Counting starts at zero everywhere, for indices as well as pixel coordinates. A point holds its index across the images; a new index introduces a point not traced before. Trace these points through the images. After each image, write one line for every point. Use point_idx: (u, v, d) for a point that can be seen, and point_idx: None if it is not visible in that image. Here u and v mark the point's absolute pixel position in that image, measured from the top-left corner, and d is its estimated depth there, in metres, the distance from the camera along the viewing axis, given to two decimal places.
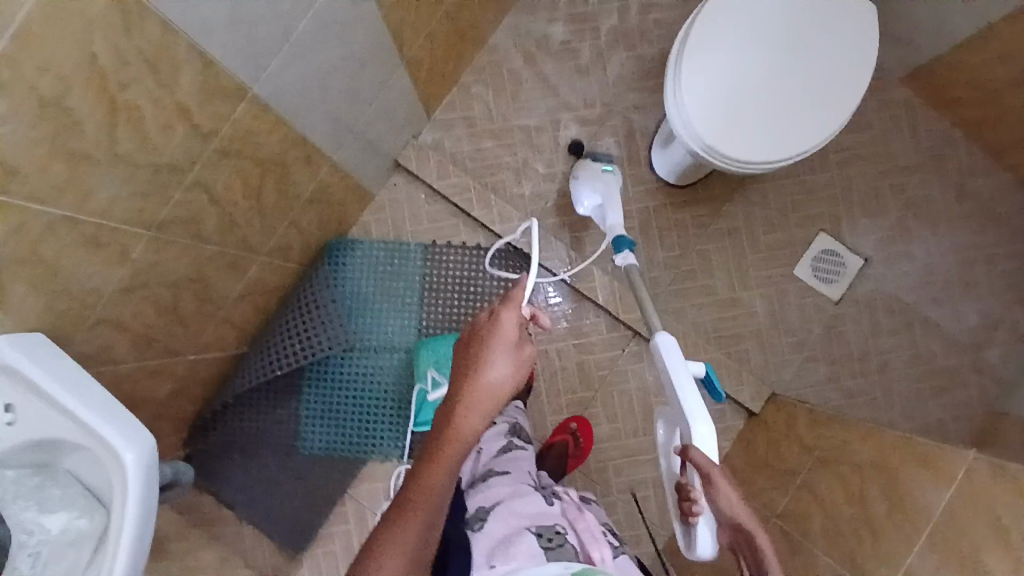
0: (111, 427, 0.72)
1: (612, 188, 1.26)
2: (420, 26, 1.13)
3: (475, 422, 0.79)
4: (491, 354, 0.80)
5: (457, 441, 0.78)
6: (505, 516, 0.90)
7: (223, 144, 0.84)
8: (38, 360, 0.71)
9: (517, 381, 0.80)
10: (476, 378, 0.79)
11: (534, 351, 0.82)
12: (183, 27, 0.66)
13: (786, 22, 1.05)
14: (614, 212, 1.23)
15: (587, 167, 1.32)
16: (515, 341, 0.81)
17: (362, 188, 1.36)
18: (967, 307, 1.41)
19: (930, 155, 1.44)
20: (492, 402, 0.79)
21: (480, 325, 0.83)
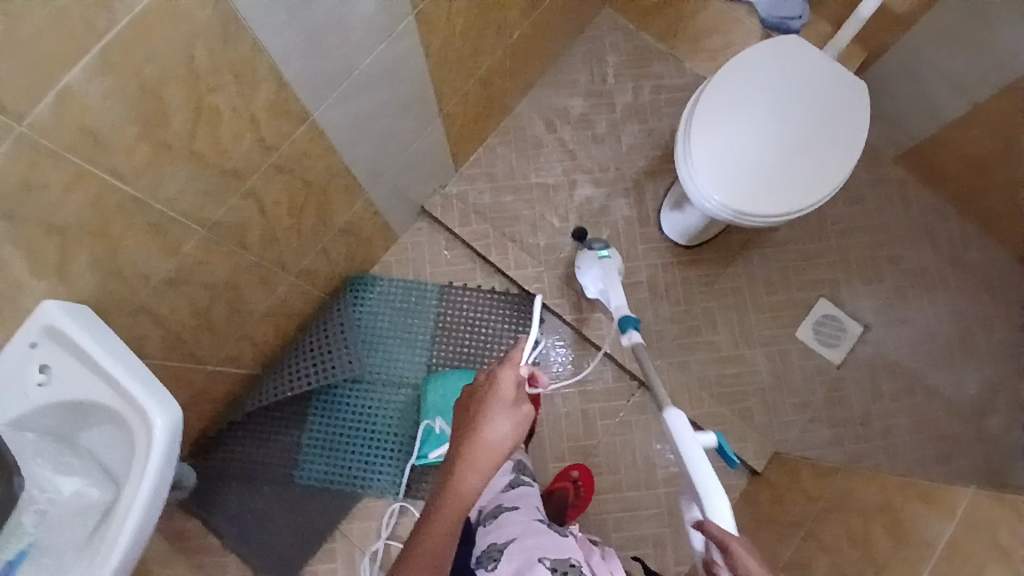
0: (144, 392, 0.78)
1: (610, 275, 1.32)
2: (458, 84, 1.27)
3: (477, 480, 0.77)
4: (489, 413, 0.80)
5: (457, 501, 0.76)
6: (518, 554, 0.87)
7: (279, 160, 0.94)
8: (83, 325, 0.77)
9: (517, 439, 0.79)
10: (475, 435, 0.78)
11: (532, 410, 0.81)
12: (268, 49, 0.77)
13: (783, 96, 1.18)
14: (615, 294, 1.28)
15: (586, 256, 1.38)
16: (512, 400, 0.81)
17: (389, 228, 1.45)
18: (967, 378, 1.44)
19: (923, 231, 1.53)
20: (491, 459, 0.78)
21: (479, 385, 0.84)
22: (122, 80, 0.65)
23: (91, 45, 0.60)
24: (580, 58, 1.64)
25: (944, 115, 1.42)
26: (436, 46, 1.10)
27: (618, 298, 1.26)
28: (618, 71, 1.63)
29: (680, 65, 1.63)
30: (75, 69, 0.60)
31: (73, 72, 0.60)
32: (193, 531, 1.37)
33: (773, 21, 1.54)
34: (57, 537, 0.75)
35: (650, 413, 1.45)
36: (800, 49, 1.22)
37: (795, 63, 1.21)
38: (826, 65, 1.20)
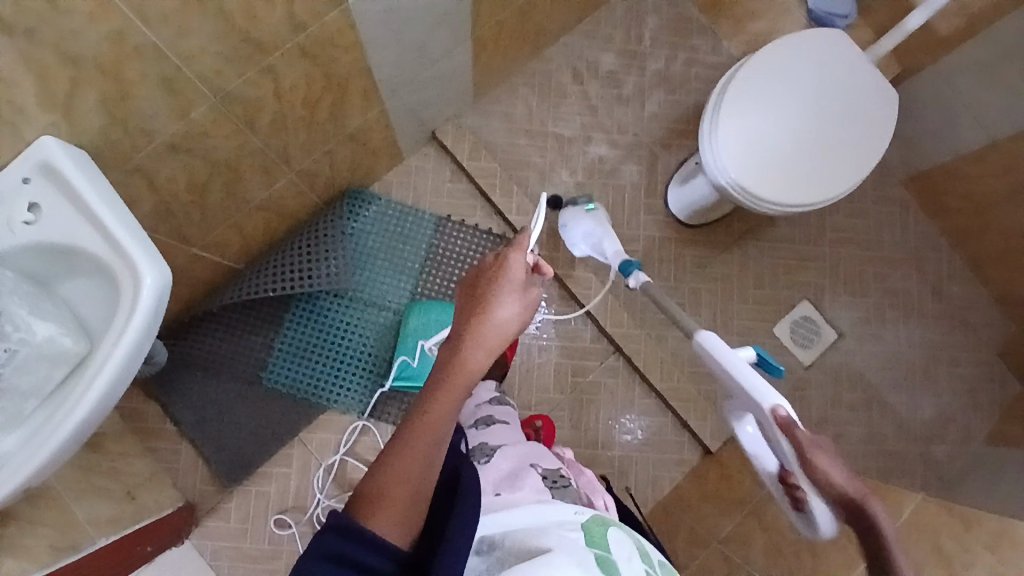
0: (138, 249, 0.75)
1: (604, 225, 1.34)
2: (496, 8, 1.22)
3: (482, 357, 0.73)
4: (498, 293, 0.76)
5: (464, 372, 0.70)
6: (512, 455, 0.91)
7: (306, 42, 0.89)
8: (83, 167, 0.73)
9: (524, 321, 0.76)
10: (483, 313, 0.74)
11: (540, 294, 0.78)
12: None
13: (817, 89, 1.18)
14: (610, 242, 1.32)
15: (571, 211, 1.38)
16: (522, 282, 0.78)
17: (397, 146, 1.41)
18: (922, 399, 1.51)
19: (915, 254, 1.57)
20: (498, 340, 0.74)
21: (487, 266, 0.80)
22: None
23: None
24: (620, 12, 1.59)
25: (960, 143, 1.43)
26: None
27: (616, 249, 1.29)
28: (655, 34, 1.59)
29: (718, 41, 1.60)
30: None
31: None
32: (149, 412, 1.36)
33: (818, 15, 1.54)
34: (22, 376, 0.71)
35: (620, 378, 1.48)
36: (843, 43, 1.20)
37: (835, 56, 1.19)
38: (867, 67, 1.20)
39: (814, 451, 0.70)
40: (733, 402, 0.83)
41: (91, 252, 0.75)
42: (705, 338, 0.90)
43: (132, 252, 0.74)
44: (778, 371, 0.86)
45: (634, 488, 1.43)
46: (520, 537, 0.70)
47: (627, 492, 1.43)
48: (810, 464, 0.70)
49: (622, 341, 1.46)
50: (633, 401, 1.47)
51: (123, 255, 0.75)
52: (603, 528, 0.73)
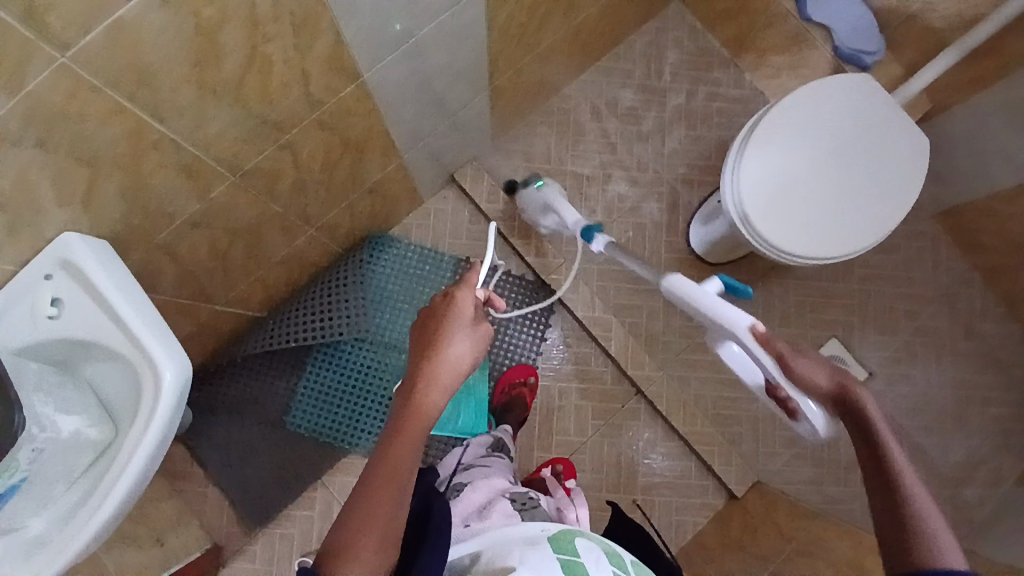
0: (155, 342, 0.77)
1: (557, 197, 1.30)
2: (514, 58, 1.22)
3: (438, 395, 0.77)
4: (448, 332, 0.80)
5: (420, 413, 0.75)
6: (484, 489, 0.96)
7: (323, 115, 0.90)
8: (101, 261, 0.76)
9: (477, 357, 0.80)
10: (436, 353, 0.78)
11: (490, 328, 0.82)
12: (333, 6, 0.73)
13: (845, 138, 1.14)
14: (569, 211, 1.29)
15: (527, 194, 1.36)
16: (470, 319, 0.82)
17: (417, 192, 1.42)
18: (958, 445, 1.45)
19: (948, 292, 1.52)
20: (452, 378, 0.78)
21: (436, 305, 0.83)
22: (184, 13, 0.60)
23: None
24: (639, 47, 1.58)
25: (993, 180, 1.38)
26: (502, 18, 1.05)
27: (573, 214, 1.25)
28: (675, 69, 1.57)
29: (740, 75, 1.57)
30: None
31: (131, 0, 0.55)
32: (177, 454, 1.39)
33: (846, 51, 1.51)
34: (49, 467, 0.75)
35: (641, 420, 1.46)
36: (872, 90, 1.17)
37: (865, 104, 1.16)
38: (893, 111, 1.16)
39: (794, 359, 0.76)
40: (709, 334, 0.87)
41: (111, 347, 0.78)
42: (670, 282, 0.91)
43: (148, 346, 0.77)
44: (748, 291, 0.89)
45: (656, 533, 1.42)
46: (482, 559, 0.74)
47: None
48: (792, 372, 0.76)
49: (645, 384, 1.44)
50: (655, 443, 1.45)
51: (140, 350, 0.77)
52: (569, 534, 0.77)
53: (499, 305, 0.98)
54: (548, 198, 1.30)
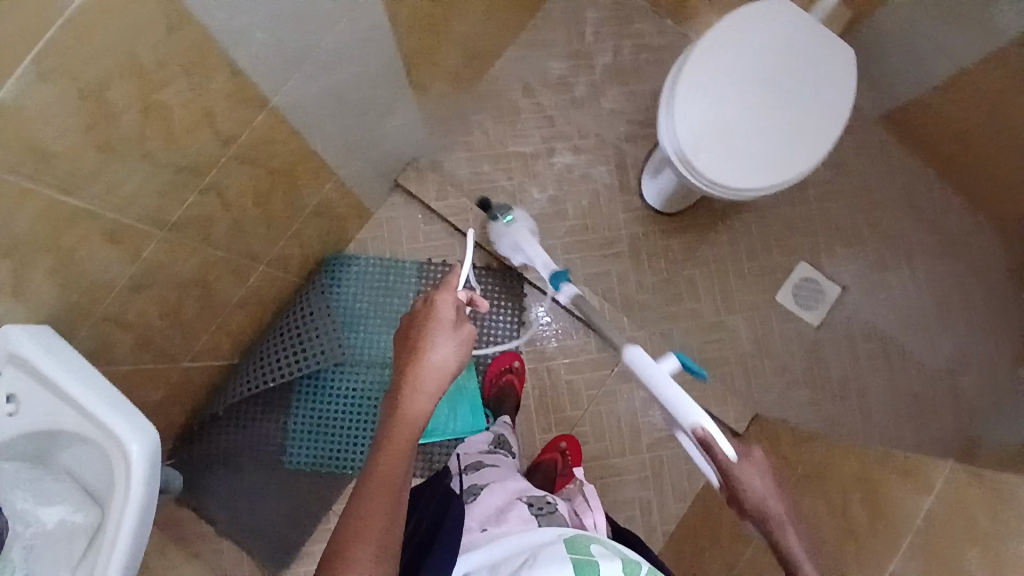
0: (117, 419, 0.76)
1: (523, 235, 1.34)
2: (430, 52, 1.19)
3: (425, 399, 0.78)
4: (431, 337, 0.82)
5: (408, 420, 0.76)
6: (500, 493, 0.91)
7: (241, 150, 0.87)
8: (45, 347, 0.74)
9: (461, 359, 0.82)
10: (420, 358, 0.79)
11: (472, 329, 0.84)
12: (221, 37, 0.71)
13: (770, 63, 1.14)
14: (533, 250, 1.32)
15: (495, 231, 1.38)
16: (452, 322, 0.83)
17: (365, 205, 1.40)
18: (942, 338, 1.48)
19: (904, 193, 1.54)
20: (437, 381, 0.79)
21: (416, 312, 0.85)
22: (63, 84, 0.58)
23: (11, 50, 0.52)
24: (557, 14, 1.55)
25: (930, 74, 1.39)
26: (405, 15, 1.03)
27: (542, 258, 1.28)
28: (596, 29, 1.56)
29: (661, 22, 1.56)
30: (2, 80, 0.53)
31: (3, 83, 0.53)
32: (183, 517, 1.37)
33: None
34: (43, 560, 0.74)
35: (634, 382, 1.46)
36: (788, 9, 1.16)
37: (783, 25, 1.15)
38: (814, 26, 1.16)
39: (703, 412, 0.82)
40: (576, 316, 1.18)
41: (75, 431, 0.76)
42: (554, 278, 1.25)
43: (110, 423, 0.75)
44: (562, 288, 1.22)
45: (671, 487, 1.43)
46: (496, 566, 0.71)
47: (664, 492, 1.43)
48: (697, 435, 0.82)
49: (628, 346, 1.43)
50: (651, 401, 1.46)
51: (105, 429, 0.76)
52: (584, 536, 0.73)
53: (482, 306, 0.98)
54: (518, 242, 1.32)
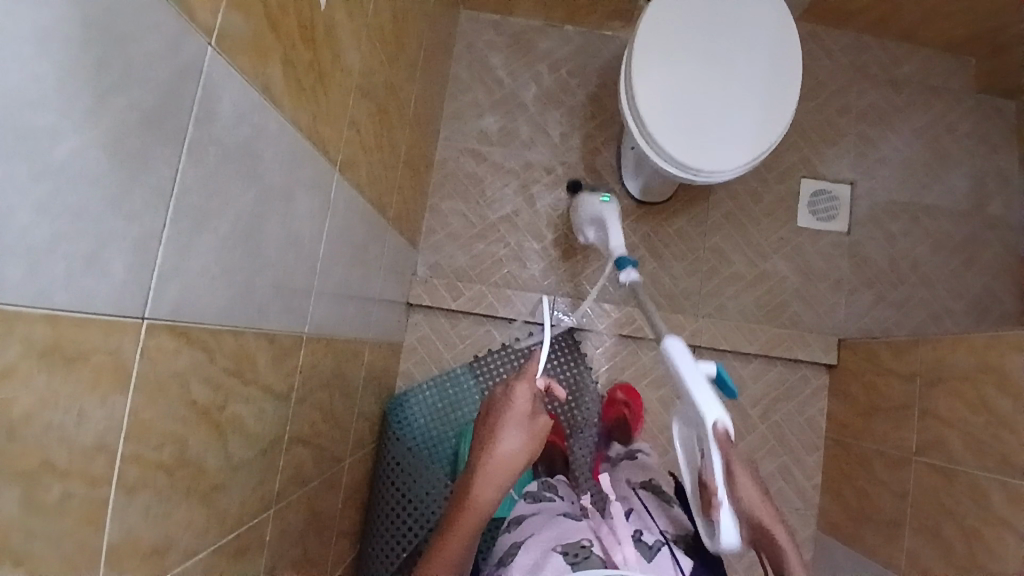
0: None
1: (611, 216, 1.28)
2: (391, 185, 1.17)
3: (492, 490, 0.81)
4: (506, 426, 0.85)
5: (474, 510, 0.80)
6: (536, 544, 0.79)
7: (298, 392, 0.84)
8: None
9: (529, 451, 0.85)
10: (490, 448, 0.83)
11: (547, 423, 0.87)
12: (246, 325, 0.67)
13: (705, 37, 1.12)
14: (616, 230, 1.27)
15: (587, 201, 1.34)
16: (530, 414, 0.87)
17: (393, 343, 1.37)
18: (953, 180, 1.53)
19: (855, 70, 1.56)
20: (504, 471, 0.82)
21: (496, 399, 0.89)
22: (147, 487, 0.53)
23: (103, 495, 0.48)
24: (465, 73, 1.53)
25: None
26: (364, 173, 1.00)
27: (616, 236, 1.24)
28: (508, 67, 1.53)
29: (562, 31, 1.55)
30: (102, 529, 0.48)
31: (103, 531, 0.48)
32: None
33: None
34: None
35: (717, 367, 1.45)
36: None
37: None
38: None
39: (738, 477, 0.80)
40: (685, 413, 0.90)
41: None
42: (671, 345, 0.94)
43: None
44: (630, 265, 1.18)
45: (799, 441, 1.44)
46: None
47: (796, 450, 1.44)
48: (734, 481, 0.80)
49: (696, 339, 1.43)
50: (741, 375, 1.45)
51: None
52: None
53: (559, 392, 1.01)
54: (602, 209, 1.29)
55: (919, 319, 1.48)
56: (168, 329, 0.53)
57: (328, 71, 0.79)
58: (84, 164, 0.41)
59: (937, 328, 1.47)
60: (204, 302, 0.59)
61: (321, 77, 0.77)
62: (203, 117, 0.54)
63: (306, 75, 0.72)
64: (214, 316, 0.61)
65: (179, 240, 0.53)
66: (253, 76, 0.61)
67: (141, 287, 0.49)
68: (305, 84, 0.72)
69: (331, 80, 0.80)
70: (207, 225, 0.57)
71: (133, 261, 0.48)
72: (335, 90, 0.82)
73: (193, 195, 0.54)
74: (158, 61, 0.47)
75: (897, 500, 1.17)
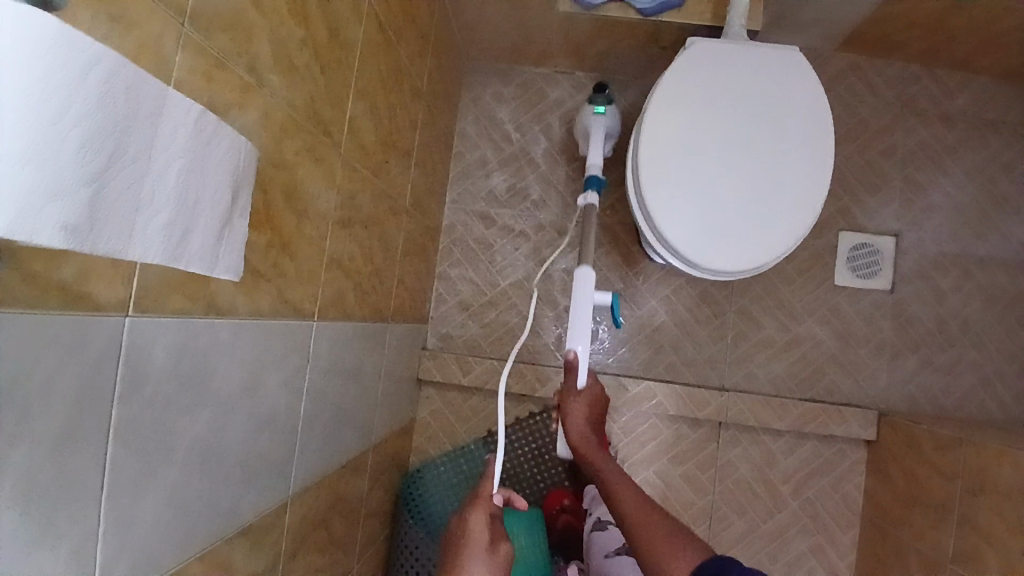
0: None
1: (597, 130, 1.26)
2: (388, 283, 1.12)
3: None
4: (465, 561, 0.84)
5: None
6: None
7: (287, 551, 0.82)
8: None
9: None
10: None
11: (507, 548, 0.86)
12: (216, 538, 0.65)
13: (720, 123, 1.01)
14: (597, 148, 1.25)
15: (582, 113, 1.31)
16: (486, 542, 0.86)
17: (403, 424, 1.34)
18: (1016, 227, 1.36)
19: (904, 105, 1.39)
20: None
21: (454, 533, 0.89)
22: None
23: None
24: (471, 130, 1.44)
25: None
26: (352, 296, 0.95)
27: (594, 153, 1.23)
28: (515, 121, 1.44)
29: (572, 77, 1.43)
30: None
31: None
32: None
33: (652, 6, 1.16)
34: None
35: (744, 442, 1.37)
36: (700, 58, 1.03)
37: (706, 78, 1.02)
38: (711, 62, 1.03)
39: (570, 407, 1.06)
40: None
41: None
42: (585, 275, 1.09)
43: None
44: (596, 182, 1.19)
45: (833, 519, 1.35)
46: None
47: (830, 528, 1.35)
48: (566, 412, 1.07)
49: (721, 416, 1.34)
50: (771, 450, 1.36)
51: None
52: None
53: (520, 503, 0.98)
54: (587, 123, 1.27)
55: (972, 385, 1.34)
56: None
57: (294, 235, 0.74)
58: None
59: (991, 397, 1.33)
60: (158, 555, 0.56)
61: (285, 247, 0.72)
62: (130, 389, 0.50)
63: (264, 260, 0.67)
64: (177, 555, 0.58)
65: (122, 517, 0.51)
66: (196, 303, 0.57)
67: None
68: (263, 268, 0.67)
69: (298, 243, 0.75)
70: (154, 479, 0.54)
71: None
72: (304, 248, 0.76)
73: (129, 468, 0.51)
74: (65, 377, 0.43)
75: None
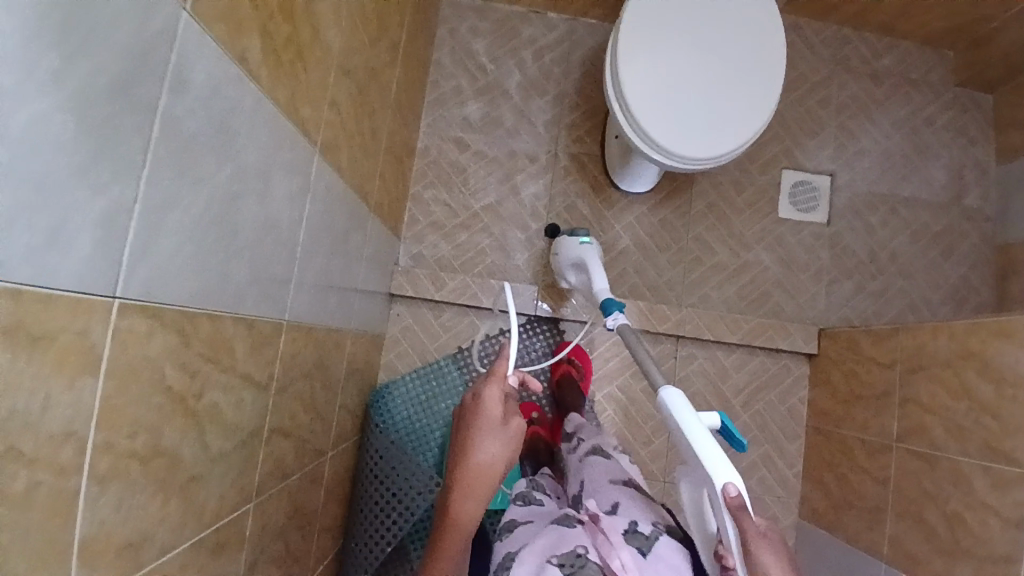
0: None
1: (591, 258, 1.27)
2: (373, 171, 1.14)
3: (474, 503, 0.85)
4: (479, 433, 0.88)
5: (458, 528, 0.84)
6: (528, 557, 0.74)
7: (279, 380, 0.81)
8: None
9: (507, 455, 0.88)
10: (467, 462, 0.86)
11: (519, 423, 0.90)
12: (223, 309, 0.64)
13: (688, 28, 1.12)
14: (599, 274, 1.25)
15: (567, 246, 1.32)
16: (500, 418, 0.90)
17: (375, 335, 1.34)
18: (930, 171, 1.56)
19: (835, 62, 1.57)
20: (484, 482, 0.86)
21: (467, 406, 0.92)
22: (119, 478, 0.50)
23: (72, 487, 0.45)
24: (447, 60, 1.50)
25: None
26: (345, 157, 0.98)
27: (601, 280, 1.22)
28: (490, 54, 1.51)
29: (545, 18, 1.53)
30: (72, 526, 0.45)
31: (74, 526, 0.46)
32: None
33: None
34: None
35: (701, 357, 1.46)
36: None
37: None
38: None
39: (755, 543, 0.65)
40: (689, 471, 0.82)
41: None
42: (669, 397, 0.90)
43: None
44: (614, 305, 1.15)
45: (779, 429, 1.45)
46: None
47: (778, 438, 1.45)
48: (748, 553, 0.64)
49: (679, 330, 1.43)
50: (724, 365, 1.46)
51: None
52: None
53: (533, 384, 1.01)
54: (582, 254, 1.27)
55: (898, 307, 1.50)
56: (140, 308, 0.51)
57: (308, 48, 0.76)
58: (49, 129, 0.38)
59: (915, 317, 1.49)
60: (176, 283, 0.55)
61: (301, 54, 0.74)
62: (176, 88, 0.51)
63: (285, 50, 0.70)
64: (190, 298, 0.58)
65: (151, 216, 0.50)
66: (231, 48, 0.59)
67: (109, 265, 0.46)
68: (284, 58, 0.70)
69: (311, 58, 0.77)
70: (183, 200, 0.55)
71: (101, 230, 0.45)
72: (314, 68, 0.79)
73: (165, 170, 0.51)
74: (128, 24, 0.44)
75: (880, 486, 1.18)
